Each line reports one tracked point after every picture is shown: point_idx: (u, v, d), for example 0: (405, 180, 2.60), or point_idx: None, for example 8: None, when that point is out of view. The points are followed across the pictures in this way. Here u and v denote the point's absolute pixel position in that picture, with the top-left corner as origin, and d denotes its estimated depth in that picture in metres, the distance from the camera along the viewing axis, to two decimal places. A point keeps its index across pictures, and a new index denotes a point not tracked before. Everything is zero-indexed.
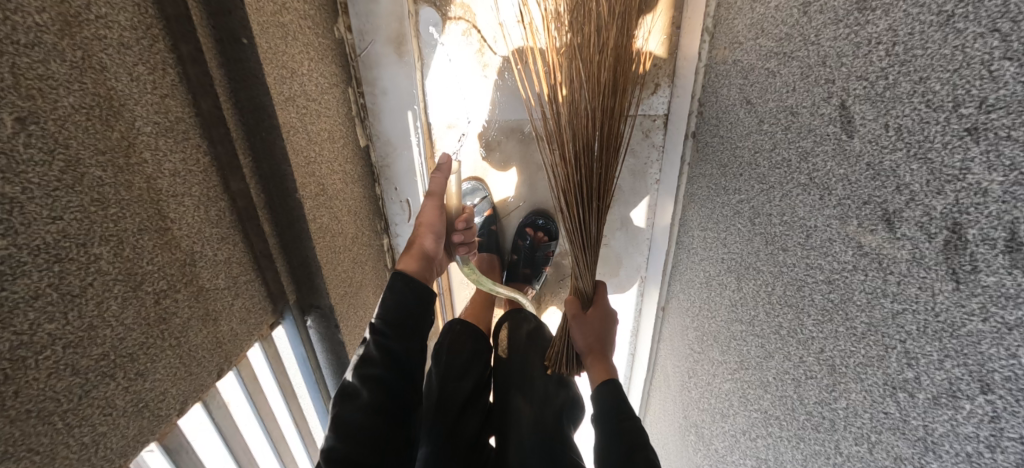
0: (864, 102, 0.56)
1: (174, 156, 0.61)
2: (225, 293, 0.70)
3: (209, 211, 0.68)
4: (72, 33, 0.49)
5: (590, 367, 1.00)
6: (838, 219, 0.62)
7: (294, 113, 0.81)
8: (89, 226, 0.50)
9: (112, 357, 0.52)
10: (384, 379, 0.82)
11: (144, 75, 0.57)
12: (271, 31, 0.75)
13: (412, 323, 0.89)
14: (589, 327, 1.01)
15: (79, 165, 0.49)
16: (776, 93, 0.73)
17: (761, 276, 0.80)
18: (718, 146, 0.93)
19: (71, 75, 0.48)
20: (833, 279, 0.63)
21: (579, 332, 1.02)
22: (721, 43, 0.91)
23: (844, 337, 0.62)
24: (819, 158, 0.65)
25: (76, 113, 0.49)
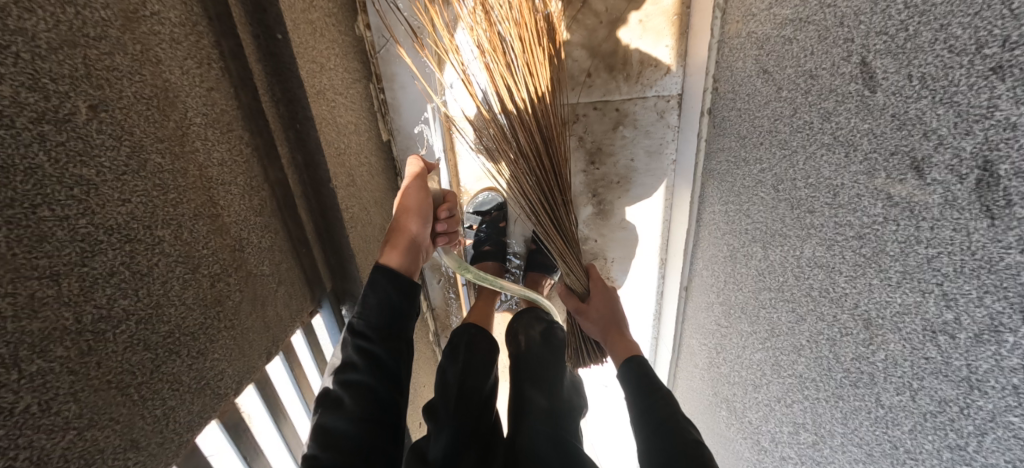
0: (886, 56, 0.58)
1: (220, 147, 0.64)
2: (269, 280, 0.73)
3: (252, 200, 0.70)
4: (131, 28, 0.52)
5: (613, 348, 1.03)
6: (865, 174, 0.63)
7: (325, 107, 0.84)
8: (153, 209, 0.53)
9: (177, 335, 0.55)
10: (372, 379, 0.76)
11: (192, 68, 0.61)
12: (302, 28, 0.78)
13: (400, 320, 0.83)
14: (595, 310, 1.09)
15: (142, 151, 0.52)
16: (793, 59, 0.75)
17: (788, 242, 0.81)
18: (736, 120, 0.95)
19: (132, 67, 0.51)
20: (863, 234, 0.64)
21: (588, 321, 1.11)
22: (734, 17, 0.92)
23: (879, 290, 0.63)
24: (842, 117, 0.66)
25: (137, 103, 0.52)
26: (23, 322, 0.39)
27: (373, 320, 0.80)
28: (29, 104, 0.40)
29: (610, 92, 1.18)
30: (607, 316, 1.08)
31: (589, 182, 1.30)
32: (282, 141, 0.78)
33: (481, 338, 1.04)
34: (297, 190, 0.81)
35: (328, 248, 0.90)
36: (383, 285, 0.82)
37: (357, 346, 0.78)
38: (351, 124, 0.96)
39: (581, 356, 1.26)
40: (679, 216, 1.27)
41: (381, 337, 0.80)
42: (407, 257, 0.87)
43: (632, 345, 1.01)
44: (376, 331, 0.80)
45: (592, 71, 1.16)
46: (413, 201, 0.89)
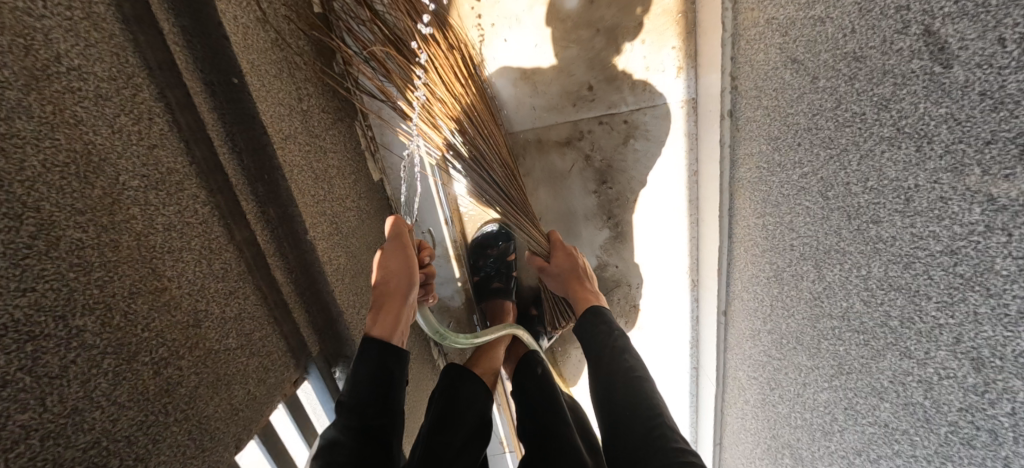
0: (959, 21, 0.45)
1: (168, 210, 0.57)
2: (238, 355, 0.64)
3: (213, 264, 0.62)
4: (39, 87, 0.45)
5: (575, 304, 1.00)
6: (948, 172, 0.49)
7: (296, 152, 0.77)
8: (69, 295, 0.44)
9: (104, 443, 0.46)
10: (365, 459, 0.65)
11: (127, 126, 0.53)
12: (264, 70, 0.72)
13: (393, 388, 0.73)
14: (554, 268, 1.03)
15: (54, 227, 0.44)
16: (828, 42, 0.63)
17: (848, 259, 0.66)
18: (765, 119, 0.82)
19: (40, 131, 0.44)
20: (957, 249, 0.50)
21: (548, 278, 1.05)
22: (748, 4, 0.81)
23: (989, 321, 0.48)
24: (904, 102, 0.53)
25: (47, 172, 0.44)
26: None
27: (365, 392, 0.70)
28: None
29: (616, 103, 1.07)
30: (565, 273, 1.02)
31: (602, 204, 1.18)
32: (247, 196, 0.69)
33: (468, 382, 0.94)
34: (270, 246, 0.72)
35: (312, 306, 0.81)
36: (376, 361, 0.72)
37: (346, 423, 0.68)
38: (333, 166, 0.88)
39: (556, 318, 1.19)
40: (707, 231, 1.13)
41: (372, 412, 0.69)
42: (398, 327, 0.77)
43: (597, 299, 0.99)
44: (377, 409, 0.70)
45: (594, 84, 1.07)
46: (401, 264, 0.80)
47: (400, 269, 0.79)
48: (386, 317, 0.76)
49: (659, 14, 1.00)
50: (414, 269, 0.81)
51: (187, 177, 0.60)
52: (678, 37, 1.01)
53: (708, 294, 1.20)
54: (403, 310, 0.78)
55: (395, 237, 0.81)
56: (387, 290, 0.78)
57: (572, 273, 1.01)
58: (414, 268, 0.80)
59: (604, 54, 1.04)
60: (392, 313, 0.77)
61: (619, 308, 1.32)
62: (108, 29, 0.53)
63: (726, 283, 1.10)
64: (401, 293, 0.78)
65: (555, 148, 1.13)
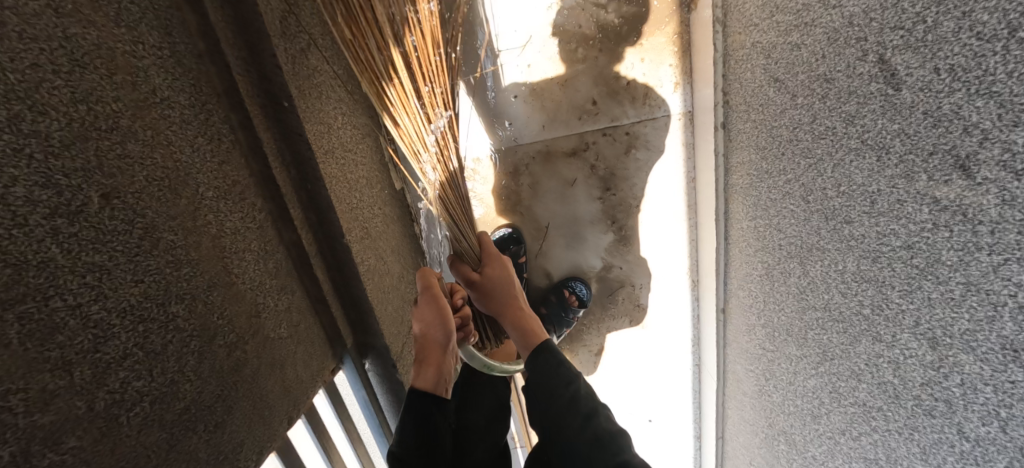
0: (905, 51, 0.54)
1: (233, 216, 0.66)
2: (287, 343, 0.73)
3: (267, 263, 0.71)
4: (142, 115, 0.55)
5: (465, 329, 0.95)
6: (903, 178, 0.58)
7: (334, 165, 0.86)
8: (166, 286, 0.54)
9: (192, 410, 0.55)
10: None
11: (203, 145, 0.63)
12: (308, 93, 0.82)
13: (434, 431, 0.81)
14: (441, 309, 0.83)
15: (155, 230, 0.54)
16: (804, 65, 0.72)
17: (828, 256, 0.75)
18: (753, 131, 0.90)
19: (143, 152, 0.54)
20: (913, 244, 0.58)
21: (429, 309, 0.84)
22: (735, 28, 0.90)
23: (940, 305, 0.56)
24: (866, 119, 0.61)
25: (149, 185, 0.54)
26: (34, 417, 0.40)
27: (409, 444, 0.78)
28: (43, 201, 0.43)
29: (619, 116, 1.16)
30: (507, 281, 0.84)
31: (607, 209, 1.26)
32: (292, 204, 0.78)
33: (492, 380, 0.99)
34: (312, 248, 0.82)
35: (346, 303, 0.89)
36: (417, 414, 0.79)
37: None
38: (363, 176, 0.98)
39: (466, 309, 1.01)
40: (706, 234, 1.21)
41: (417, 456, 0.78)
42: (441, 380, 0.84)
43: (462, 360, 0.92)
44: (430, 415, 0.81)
45: (596, 98, 1.16)
46: (435, 313, 0.83)
47: (438, 323, 0.83)
48: (428, 368, 0.83)
49: (652, 36, 1.11)
50: (447, 317, 0.84)
51: (247, 187, 0.70)
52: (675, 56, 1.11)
53: (707, 293, 1.28)
54: (442, 357, 0.84)
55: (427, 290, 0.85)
56: (427, 340, 0.84)
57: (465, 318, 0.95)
58: (449, 317, 0.83)
59: (606, 73, 1.14)
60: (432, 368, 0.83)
61: (624, 307, 1.39)
62: (187, 64, 0.63)
63: (723, 281, 1.18)
64: (438, 344, 0.84)
65: (562, 158, 1.22)
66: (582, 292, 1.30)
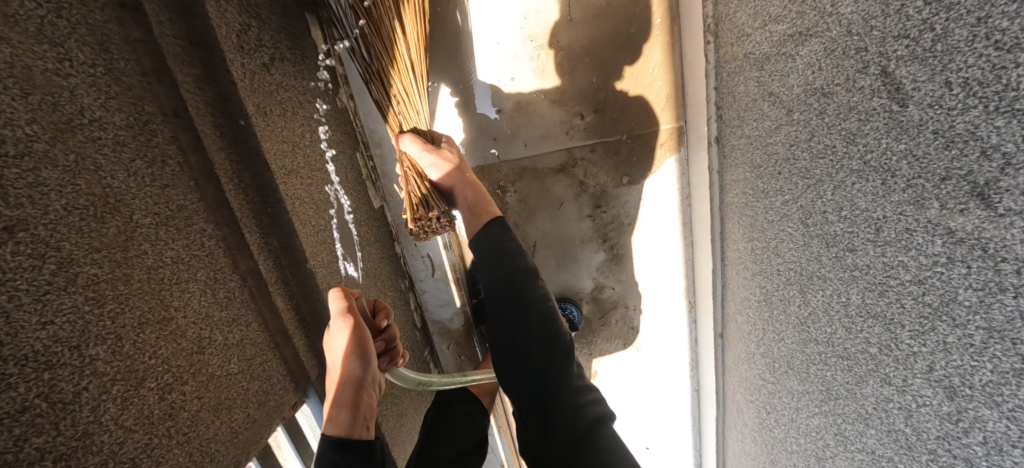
0: (911, 63, 0.48)
1: (176, 244, 0.61)
2: (238, 379, 0.68)
3: (218, 293, 0.66)
4: (63, 138, 0.50)
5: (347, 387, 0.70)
6: (911, 204, 0.51)
7: (299, 185, 0.81)
8: (83, 327, 0.48)
9: (111, 465, 0.49)
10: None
11: (141, 169, 0.58)
12: (271, 110, 0.77)
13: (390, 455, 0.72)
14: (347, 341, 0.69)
15: (73, 265, 0.49)
16: (800, 77, 0.66)
17: (830, 286, 0.68)
18: (747, 147, 0.84)
19: (63, 179, 0.49)
20: (924, 279, 0.51)
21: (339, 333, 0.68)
22: (727, 38, 0.84)
23: (958, 350, 0.49)
24: (869, 137, 0.55)
25: (69, 215, 0.49)
26: None
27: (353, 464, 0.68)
28: None
29: (609, 134, 1.11)
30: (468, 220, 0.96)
31: (597, 227, 1.20)
32: (251, 227, 0.73)
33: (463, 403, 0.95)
34: (272, 274, 0.76)
35: (312, 332, 0.84)
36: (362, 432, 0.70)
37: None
38: (334, 196, 0.92)
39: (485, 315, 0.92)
40: (701, 253, 1.14)
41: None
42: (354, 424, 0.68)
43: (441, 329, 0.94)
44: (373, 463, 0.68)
45: (585, 113, 1.09)
46: (351, 343, 0.67)
47: (356, 354, 0.67)
48: (337, 416, 0.66)
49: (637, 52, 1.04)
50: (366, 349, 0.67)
51: (197, 211, 0.65)
52: (664, 68, 1.04)
53: (705, 315, 1.20)
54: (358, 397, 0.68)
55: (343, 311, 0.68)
56: (337, 376, 0.68)
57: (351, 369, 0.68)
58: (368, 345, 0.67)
59: (597, 88, 1.07)
60: (344, 407, 0.68)
61: (617, 330, 1.32)
62: (129, 81, 0.58)
63: (721, 305, 1.10)
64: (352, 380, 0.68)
65: (549, 175, 1.15)
66: (573, 315, 1.23)
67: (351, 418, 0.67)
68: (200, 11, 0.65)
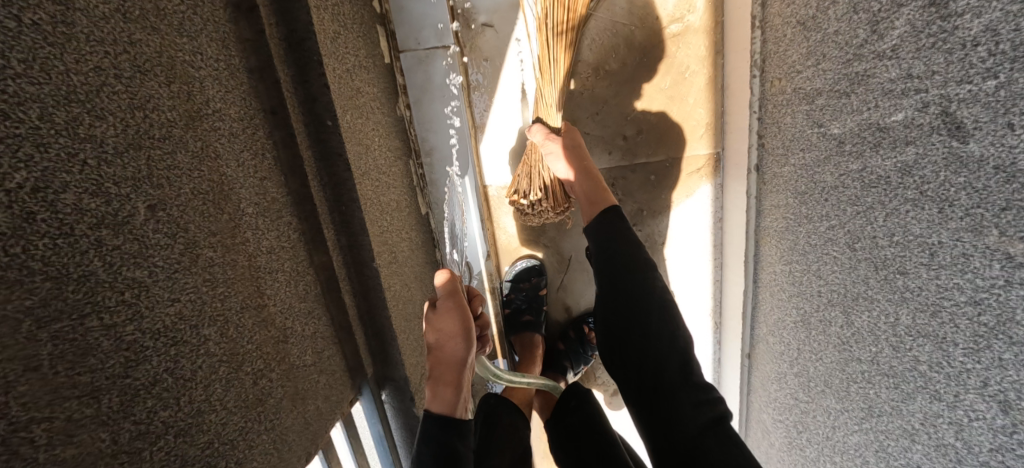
0: (973, 106, 0.54)
1: (270, 234, 0.63)
2: (311, 370, 0.69)
3: (298, 285, 0.68)
4: (194, 125, 0.53)
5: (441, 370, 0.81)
6: (968, 231, 0.56)
7: (370, 186, 0.84)
8: (201, 307, 0.50)
9: (215, 445, 0.50)
10: None
11: (248, 160, 0.61)
12: (351, 113, 0.80)
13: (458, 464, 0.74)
14: (444, 323, 0.80)
15: (195, 246, 0.51)
16: (853, 113, 0.72)
17: (877, 306, 0.73)
18: (791, 175, 0.90)
19: (192, 164, 0.52)
20: (980, 300, 0.56)
21: (438, 318, 0.80)
22: (774, 74, 0.91)
23: (1013, 367, 0.53)
24: (926, 170, 0.61)
25: (194, 198, 0.51)
26: (57, 450, 0.35)
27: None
28: (90, 210, 0.40)
29: (650, 153, 1.16)
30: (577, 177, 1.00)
31: None
32: (328, 224, 0.76)
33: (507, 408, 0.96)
34: (342, 270, 0.79)
35: (368, 331, 0.85)
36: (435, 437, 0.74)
37: None
38: (393, 199, 0.95)
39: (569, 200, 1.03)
40: (732, 275, 1.19)
41: None
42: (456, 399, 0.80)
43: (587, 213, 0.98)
44: (453, 448, 0.75)
45: (629, 135, 1.15)
46: (459, 326, 0.80)
47: (460, 335, 0.79)
48: (443, 391, 0.79)
49: (674, 77, 1.10)
50: (468, 331, 0.81)
51: (284, 205, 0.68)
52: (707, 95, 1.11)
53: (731, 336, 1.25)
54: (459, 374, 0.81)
55: (449, 297, 0.80)
56: (442, 356, 0.80)
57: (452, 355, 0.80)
58: (470, 330, 0.81)
59: (637, 110, 1.13)
60: (446, 383, 0.79)
61: None
62: (240, 77, 0.62)
63: (750, 326, 1.15)
64: (454, 360, 0.80)
65: None
66: None
67: (453, 394, 0.79)
68: (303, 18, 0.69)
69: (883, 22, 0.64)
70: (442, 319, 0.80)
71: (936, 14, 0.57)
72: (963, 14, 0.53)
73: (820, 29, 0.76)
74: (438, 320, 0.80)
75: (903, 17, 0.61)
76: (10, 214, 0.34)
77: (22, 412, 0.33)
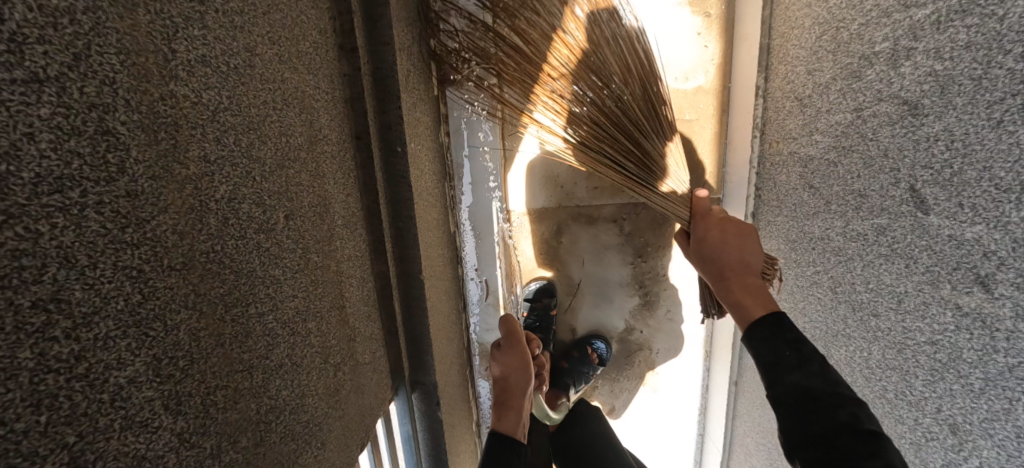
0: (934, 186, 0.69)
1: (349, 244, 0.72)
2: (368, 368, 0.77)
3: (364, 290, 0.77)
4: (312, 149, 0.62)
5: (505, 400, 0.96)
6: (929, 284, 0.71)
7: (421, 206, 0.94)
8: (308, 304, 0.59)
9: (311, 425, 0.58)
10: None
11: (340, 179, 0.70)
12: (413, 141, 0.91)
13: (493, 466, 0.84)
14: (507, 360, 0.99)
15: (308, 252, 0.59)
16: (840, 179, 0.87)
17: (853, 342, 0.86)
18: (784, 224, 1.04)
19: (309, 182, 0.61)
20: (936, 340, 0.70)
21: (503, 356, 0.99)
22: (773, 137, 1.07)
23: (961, 395, 0.67)
24: (897, 232, 0.75)
25: (309, 210, 0.60)
26: (228, 414, 0.43)
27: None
28: (255, 217, 0.49)
29: None
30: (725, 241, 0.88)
31: (636, 274, 1.36)
32: (388, 237, 0.85)
33: None
34: (394, 280, 0.87)
35: (408, 337, 0.94)
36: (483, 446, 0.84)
37: None
38: (434, 218, 1.05)
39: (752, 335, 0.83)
40: None
41: None
42: (520, 426, 0.93)
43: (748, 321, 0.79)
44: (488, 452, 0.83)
45: None
46: (520, 360, 0.98)
47: (524, 371, 0.97)
48: (509, 413, 0.93)
49: (676, 117, 1.24)
50: (528, 365, 0.98)
51: (359, 218, 0.77)
52: (711, 147, 1.26)
53: (719, 366, 1.36)
54: (522, 403, 0.95)
55: (512, 335, 1.01)
56: (509, 386, 0.97)
57: (518, 388, 0.96)
58: (530, 364, 0.98)
59: None
60: (513, 412, 0.94)
61: (639, 370, 1.45)
62: (339, 108, 0.72)
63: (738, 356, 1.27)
64: (519, 391, 0.96)
65: (603, 224, 1.31)
66: (603, 350, 1.38)
67: (517, 420, 0.92)
68: (390, 59, 0.80)
69: (866, 109, 0.80)
70: (508, 358, 0.99)
71: (908, 111, 0.72)
72: (929, 114, 0.69)
73: (816, 107, 0.92)
74: (506, 358, 0.99)
75: (882, 109, 0.77)
76: (217, 218, 0.43)
77: (213, 379, 0.41)
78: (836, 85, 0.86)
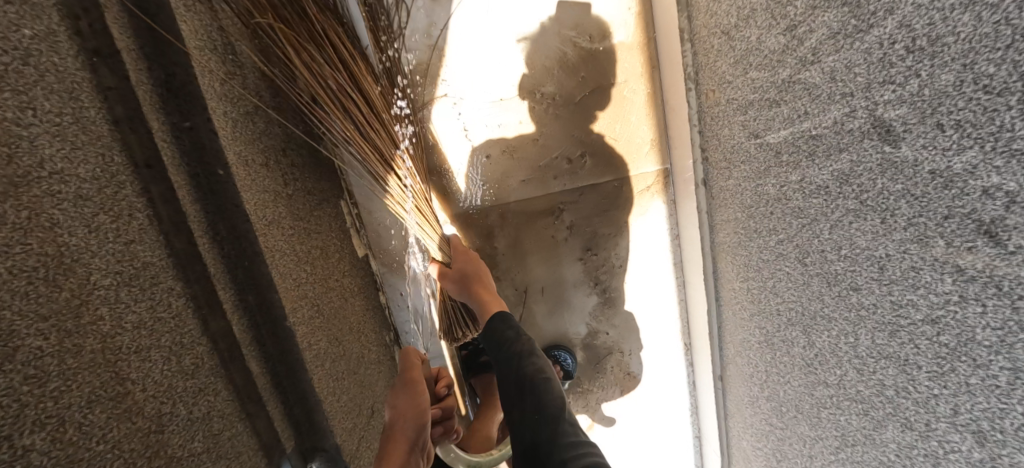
0: (899, 107, 0.49)
1: (139, 305, 0.55)
2: (201, 459, 0.59)
3: (182, 360, 0.59)
4: (18, 191, 0.44)
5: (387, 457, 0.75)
6: (914, 242, 0.50)
7: (281, 238, 0.77)
8: (19, 412, 0.41)
9: None
10: None
11: (106, 224, 0.52)
12: (251, 160, 0.74)
13: None
14: (397, 405, 0.82)
15: (15, 336, 0.41)
16: (785, 121, 0.68)
17: (835, 326, 0.66)
18: (736, 189, 0.85)
19: (11, 236, 0.42)
20: (938, 319, 0.50)
21: (394, 399, 0.83)
22: (709, 85, 0.88)
23: (982, 392, 0.47)
24: (863, 178, 0.56)
25: (14, 277, 0.42)
26: None
27: None
28: None
29: (596, 175, 1.09)
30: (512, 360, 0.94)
31: (589, 270, 1.16)
32: (225, 284, 0.68)
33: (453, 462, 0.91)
34: (246, 334, 0.70)
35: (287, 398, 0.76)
36: None
37: None
38: (315, 246, 0.88)
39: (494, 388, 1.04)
40: (694, 294, 1.14)
41: None
42: None
43: None
44: None
45: (573, 158, 1.08)
46: (411, 403, 0.81)
47: (412, 412, 0.80)
48: None
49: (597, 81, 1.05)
50: (422, 407, 0.81)
51: (163, 269, 0.60)
52: (647, 110, 1.06)
53: (701, 358, 1.18)
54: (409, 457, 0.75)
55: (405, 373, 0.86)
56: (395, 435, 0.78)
57: (406, 437, 0.77)
58: (423, 405, 0.81)
59: (568, 113, 1.06)
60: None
61: (613, 377, 1.26)
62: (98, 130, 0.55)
63: (720, 347, 1.09)
64: (407, 439, 0.77)
65: (540, 219, 1.13)
66: (568, 363, 1.19)
67: None
68: (184, 61, 0.63)
69: (801, 25, 0.61)
70: (399, 402, 0.82)
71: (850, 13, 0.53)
72: (876, 10, 0.49)
73: (744, 38, 0.73)
74: (398, 401, 0.82)
75: (819, 19, 0.57)
76: None
77: None
78: (761, 4, 0.67)
